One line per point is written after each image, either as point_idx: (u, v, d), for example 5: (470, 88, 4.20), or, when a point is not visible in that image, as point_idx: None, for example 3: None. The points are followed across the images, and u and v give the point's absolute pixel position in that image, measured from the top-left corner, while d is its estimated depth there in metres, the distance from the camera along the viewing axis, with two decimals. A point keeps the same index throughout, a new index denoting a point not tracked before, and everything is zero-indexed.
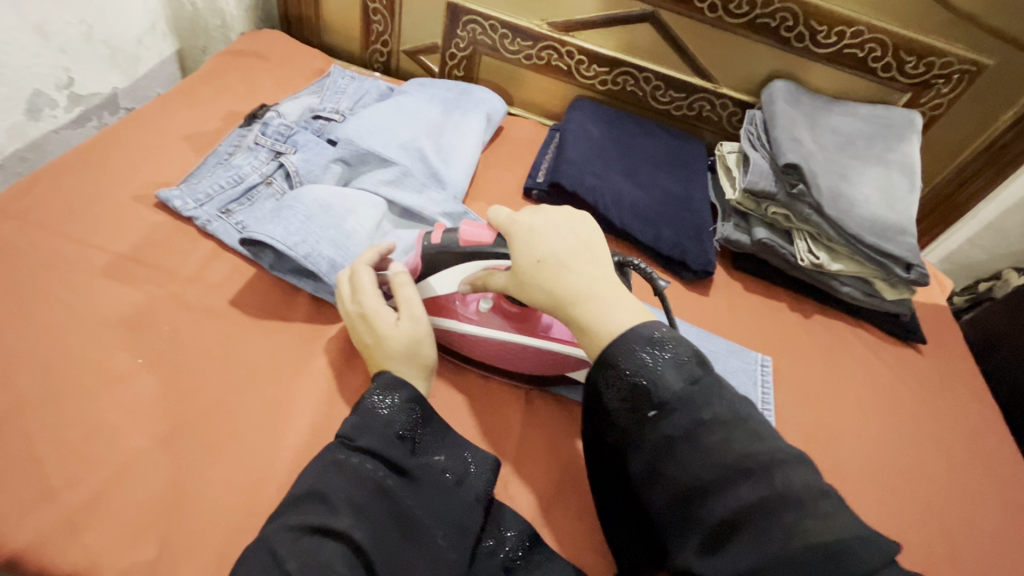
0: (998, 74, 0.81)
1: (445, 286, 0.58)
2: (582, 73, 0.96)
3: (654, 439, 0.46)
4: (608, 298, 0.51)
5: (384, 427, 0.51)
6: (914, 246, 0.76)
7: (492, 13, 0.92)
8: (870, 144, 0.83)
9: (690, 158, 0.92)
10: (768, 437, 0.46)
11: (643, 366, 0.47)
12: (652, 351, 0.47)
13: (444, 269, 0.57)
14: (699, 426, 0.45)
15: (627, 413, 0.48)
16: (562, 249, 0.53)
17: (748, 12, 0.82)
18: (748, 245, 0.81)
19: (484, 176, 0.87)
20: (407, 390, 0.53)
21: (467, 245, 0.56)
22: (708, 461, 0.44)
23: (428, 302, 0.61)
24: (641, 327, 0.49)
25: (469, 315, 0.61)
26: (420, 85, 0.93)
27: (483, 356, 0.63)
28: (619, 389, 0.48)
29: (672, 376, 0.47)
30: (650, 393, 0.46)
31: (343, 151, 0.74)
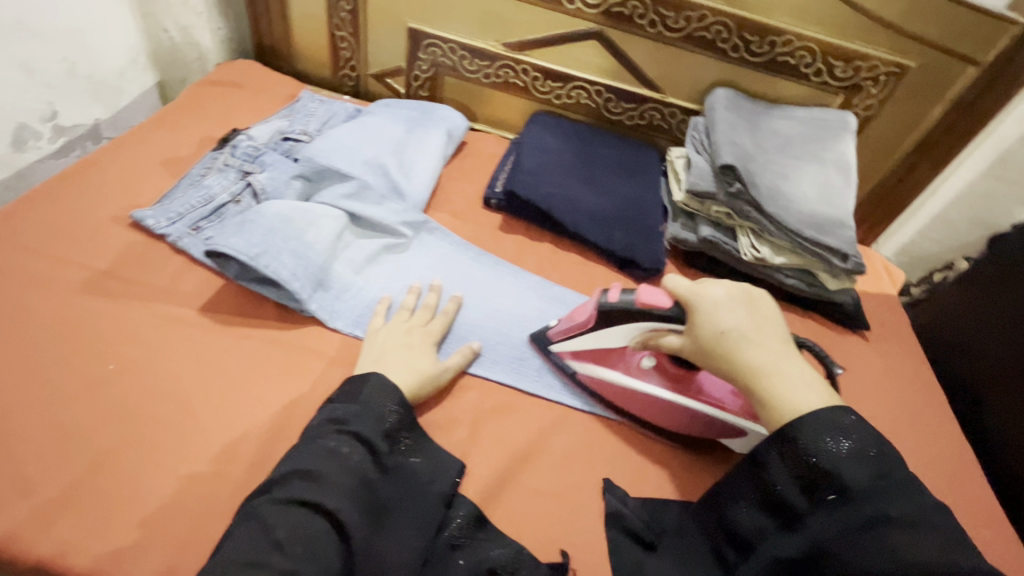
0: (922, 74, 0.86)
1: (614, 339, 0.65)
2: (539, 89, 1.02)
3: (826, 522, 0.47)
4: (791, 374, 0.54)
5: (377, 422, 0.56)
6: (851, 238, 0.80)
7: (450, 36, 0.98)
8: (808, 144, 0.88)
9: (644, 164, 0.97)
10: (959, 545, 0.43)
11: (825, 447, 0.48)
12: (839, 436, 0.48)
13: (619, 324, 0.63)
14: (881, 519, 0.44)
15: (805, 493, 0.49)
16: (749, 324, 0.56)
17: (685, 27, 0.88)
18: (694, 243, 0.85)
19: (447, 189, 0.92)
20: (397, 395, 0.58)
21: (644, 306, 0.61)
22: (885, 555, 0.42)
23: (596, 354, 0.67)
24: (828, 409, 0.50)
25: (633, 370, 0.66)
26: (386, 106, 0.99)
27: (637, 411, 0.67)
28: (799, 467, 0.49)
29: (856, 466, 0.47)
30: (830, 474, 0.48)
31: (302, 168, 0.78)
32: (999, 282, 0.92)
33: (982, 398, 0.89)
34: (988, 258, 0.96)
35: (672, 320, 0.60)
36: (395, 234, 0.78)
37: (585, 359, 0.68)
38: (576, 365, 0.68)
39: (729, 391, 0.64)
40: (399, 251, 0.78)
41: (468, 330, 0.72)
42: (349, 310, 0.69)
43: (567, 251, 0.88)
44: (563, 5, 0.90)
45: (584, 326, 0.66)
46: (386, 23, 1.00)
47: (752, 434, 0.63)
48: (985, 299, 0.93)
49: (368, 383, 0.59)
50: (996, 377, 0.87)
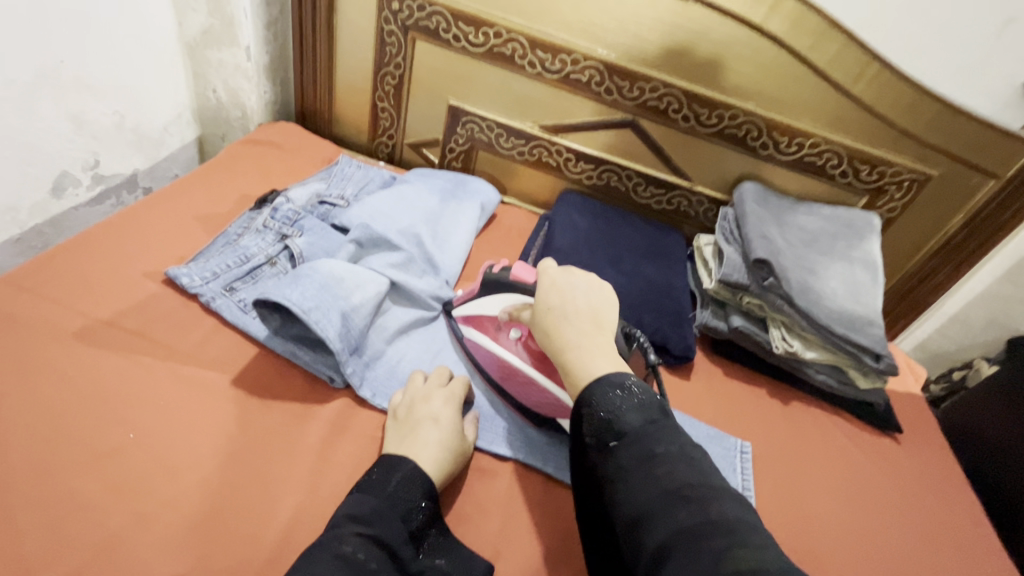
0: (942, 182, 0.89)
1: (491, 307, 0.70)
2: (570, 169, 1.05)
3: (612, 470, 0.48)
4: (596, 348, 0.56)
5: (400, 521, 0.52)
6: (882, 337, 0.80)
7: (488, 115, 1.02)
8: (835, 241, 0.90)
9: (670, 249, 0.98)
10: (710, 473, 0.47)
11: (606, 400, 0.51)
12: (621, 392, 0.51)
13: (492, 295, 0.70)
14: (652, 458, 0.47)
15: (596, 449, 0.50)
16: (574, 305, 0.60)
17: (717, 123, 0.92)
18: (725, 332, 0.85)
19: (476, 260, 0.93)
20: (427, 484, 0.55)
21: (516, 279, 0.68)
22: (655, 486, 0.45)
23: (478, 321, 0.72)
24: (614, 375, 0.53)
25: (503, 340, 0.69)
26: (421, 175, 1.02)
27: (494, 376, 0.71)
28: (590, 424, 0.51)
29: (632, 412, 0.50)
30: (611, 425, 0.50)
31: (360, 231, 0.79)
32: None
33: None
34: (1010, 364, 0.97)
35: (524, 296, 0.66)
36: (428, 308, 0.77)
37: (470, 324, 0.73)
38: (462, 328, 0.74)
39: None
40: (430, 324, 0.77)
41: (497, 410, 0.70)
42: (378, 382, 0.67)
43: None
44: (602, 95, 0.95)
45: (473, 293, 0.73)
46: (428, 97, 1.04)
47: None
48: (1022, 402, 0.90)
49: (400, 467, 0.56)
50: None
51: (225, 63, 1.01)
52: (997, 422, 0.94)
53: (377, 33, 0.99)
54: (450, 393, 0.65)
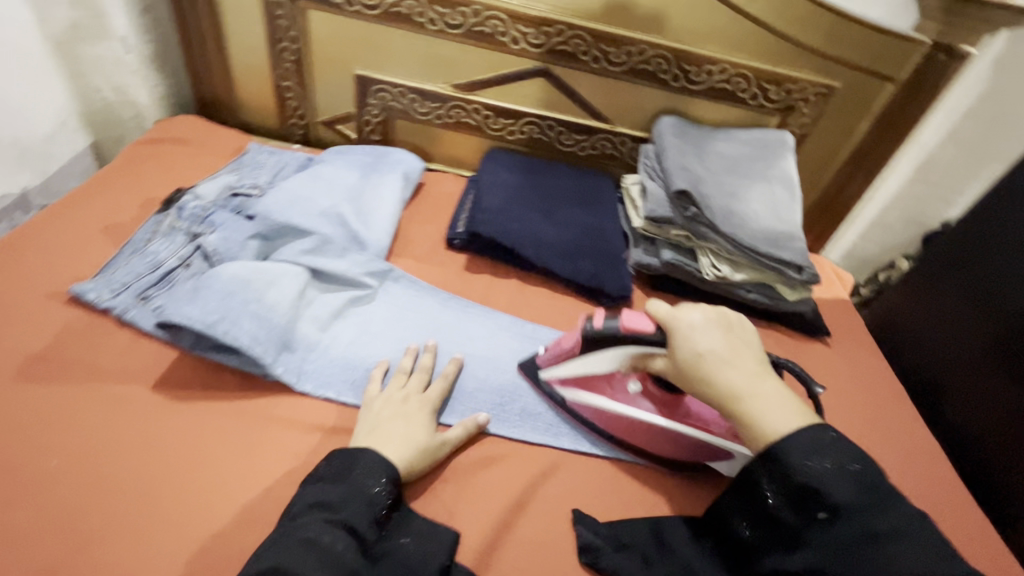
0: (847, 93, 0.92)
1: (601, 364, 0.65)
2: (491, 127, 1.03)
3: (820, 541, 0.48)
4: (770, 394, 0.54)
5: (364, 505, 0.52)
6: (801, 250, 0.85)
7: (398, 81, 0.99)
8: (753, 164, 0.92)
9: (601, 193, 0.99)
10: (943, 547, 0.46)
11: (811, 466, 0.49)
12: (819, 452, 0.50)
13: (602, 349, 0.63)
14: (874, 537, 0.46)
15: (797, 512, 0.50)
16: (723, 346, 0.57)
17: (626, 61, 0.92)
18: (658, 267, 0.86)
19: (408, 232, 0.91)
20: (394, 474, 0.55)
21: (627, 330, 0.60)
22: (878, 572, 0.45)
23: (588, 381, 0.67)
24: (810, 430, 0.51)
25: (619, 394, 0.66)
26: (338, 153, 0.99)
27: (627, 439, 0.65)
28: (789, 487, 0.50)
29: (843, 485, 0.48)
30: (818, 493, 0.49)
31: (260, 227, 0.75)
32: (964, 261, 0.89)
33: (949, 383, 0.87)
34: (935, 253, 0.95)
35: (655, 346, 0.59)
36: (359, 286, 0.75)
37: (573, 386, 0.68)
38: (563, 394, 0.68)
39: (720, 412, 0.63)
40: (364, 302, 0.75)
41: (472, 391, 0.68)
42: (316, 371, 0.66)
43: (537, 287, 0.87)
44: (508, 46, 0.92)
45: (572, 353, 0.65)
46: (333, 71, 0.99)
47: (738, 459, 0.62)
48: (948, 283, 0.91)
49: (363, 458, 0.55)
50: (961, 358, 0.86)
51: (105, 59, 0.93)
52: (924, 300, 0.95)
53: (264, 8, 0.93)
54: (437, 393, 0.65)
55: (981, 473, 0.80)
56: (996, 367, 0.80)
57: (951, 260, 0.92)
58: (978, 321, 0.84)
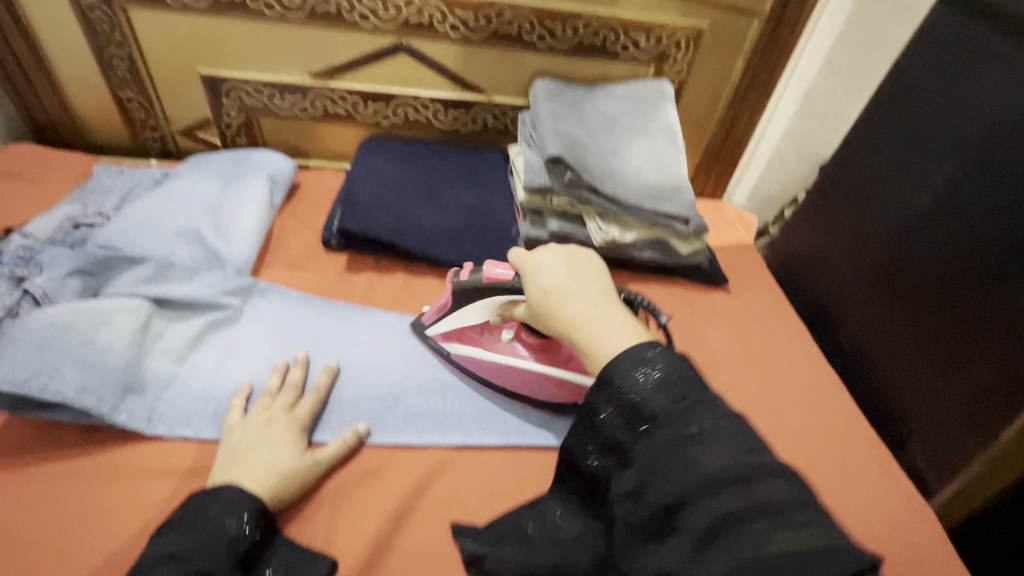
0: (716, 33, 0.90)
1: (475, 316, 0.69)
2: (362, 113, 0.96)
3: (643, 455, 0.45)
4: (604, 325, 0.53)
5: (228, 549, 0.48)
6: (686, 200, 0.83)
7: (251, 77, 0.90)
8: (634, 118, 0.90)
9: (486, 169, 0.95)
10: (755, 443, 0.43)
11: (634, 382, 0.47)
12: (643, 368, 0.47)
13: (472, 301, 0.68)
14: (688, 439, 0.43)
15: (623, 429, 0.47)
16: (569, 281, 0.57)
17: (487, 26, 0.86)
18: (547, 239, 0.84)
19: (279, 241, 0.84)
20: (261, 507, 0.51)
21: (490, 280, 0.66)
22: (688, 474, 0.42)
23: (466, 334, 0.70)
24: (637, 349, 0.49)
25: (497, 344, 0.69)
26: (197, 163, 0.90)
27: (507, 386, 0.68)
28: (613, 405, 0.48)
29: (661, 392, 0.46)
30: (637, 406, 0.46)
31: (79, 261, 0.65)
32: (852, 176, 0.81)
33: (843, 307, 0.82)
34: (825, 169, 0.86)
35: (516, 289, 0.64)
36: (218, 308, 0.69)
37: (454, 339, 0.70)
38: (445, 348, 0.70)
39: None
40: (226, 325, 0.68)
41: (347, 400, 0.65)
42: (171, 410, 0.60)
43: (424, 277, 0.82)
44: (358, 24, 0.85)
45: (446, 308, 0.70)
46: (175, 75, 0.90)
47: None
48: (840, 199, 0.83)
49: (217, 498, 0.51)
50: (856, 281, 0.80)
51: None
52: (819, 220, 0.87)
53: (77, 13, 0.83)
54: (308, 406, 0.62)
55: (876, 398, 0.76)
56: (889, 288, 0.74)
57: (835, 178, 0.84)
58: (872, 240, 0.77)
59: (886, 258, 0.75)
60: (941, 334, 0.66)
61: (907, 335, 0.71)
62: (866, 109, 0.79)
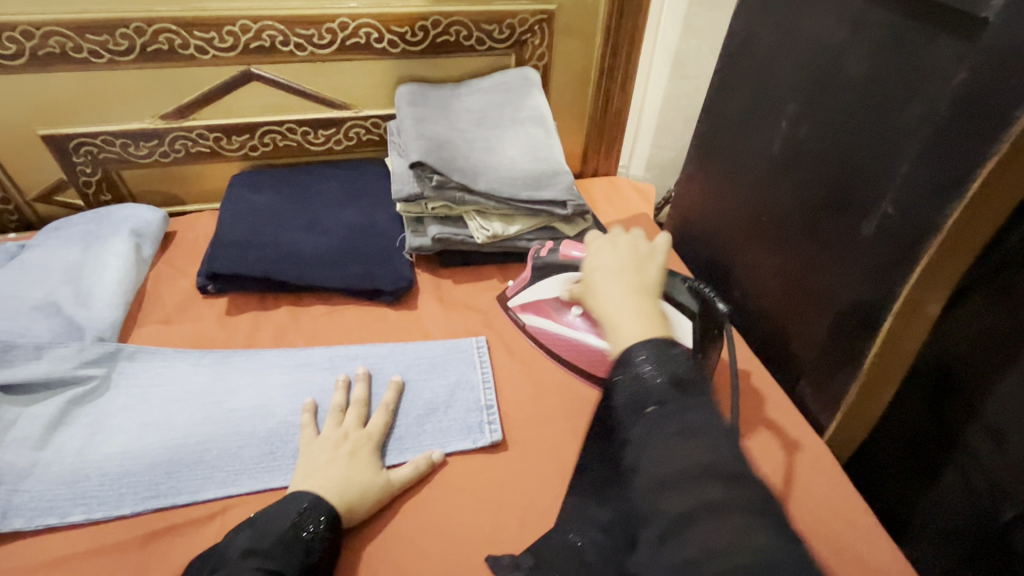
0: (568, 12, 0.90)
1: (550, 288, 0.72)
2: (228, 148, 0.92)
3: (638, 440, 0.37)
4: (631, 308, 0.46)
5: (303, 552, 0.49)
6: (563, 183, 0.83)
7: (97, 130, 0.86)
8: (501, 111, 0.89)
9: (367, 184, 0.92)
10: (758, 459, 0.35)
11: (644, 367, 0.39)
12: (663, 358, 0.39)
13: (547, 277, 0.72)
14: (689, 429, 0.35)
15: (627, 408, 0.39)
16: (617, 264, 0.52)
17: (333, 39, 0.83)
18: (430, 246, 0.81)
19: (153, 296, 0.80)
20: (335, 514, 0.53)
21: (565, 258, 0.70)
22: (679, 461, 0.34)
23: (537, 306, 0.73)
24: (648, 342, 0.40)
25: (567, 318, 0.71)
26: (55, 230, 0.85)
27: (575, 359, 0.70)
28: (622, 385, 0.39)
29: (670, 375, 0.38)
30: (647, 387, 0.38)
31: None
32: (718, 132, 0.81)
33: (729, 262, 0.83)
34: (697, 130, 0.86)
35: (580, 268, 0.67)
36: (78, 382, 0.64)
37: (530, 311, 0.74)
38: (523, 318, 0.75)
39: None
40: (92, 398, 0.64)
41: (229, 451, 0.62)
42: (31, 500, 0.56)
43: (312, 306, 0.80)
44: (197, 58, 0.81)
45: (527, 281, 0.75)
46: (13, 140, 0.85)
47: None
48: (713, 156, 0.83)
49: (305, 499, 0.53)
50: (736, 233, 0.80)
51: None
52: (699, 178, 0.87)
53: None
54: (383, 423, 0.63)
55: (769, 345, 0.77)
56: (762, 237, 0.75)
57: (705, 137, 0.84)
58: (743, 192, 0.78)
59: (756, 208, 0.75)
60: (808, 276, 0.67)
61: (785, 280, 0.71)
62: (716, 67, 0.78)
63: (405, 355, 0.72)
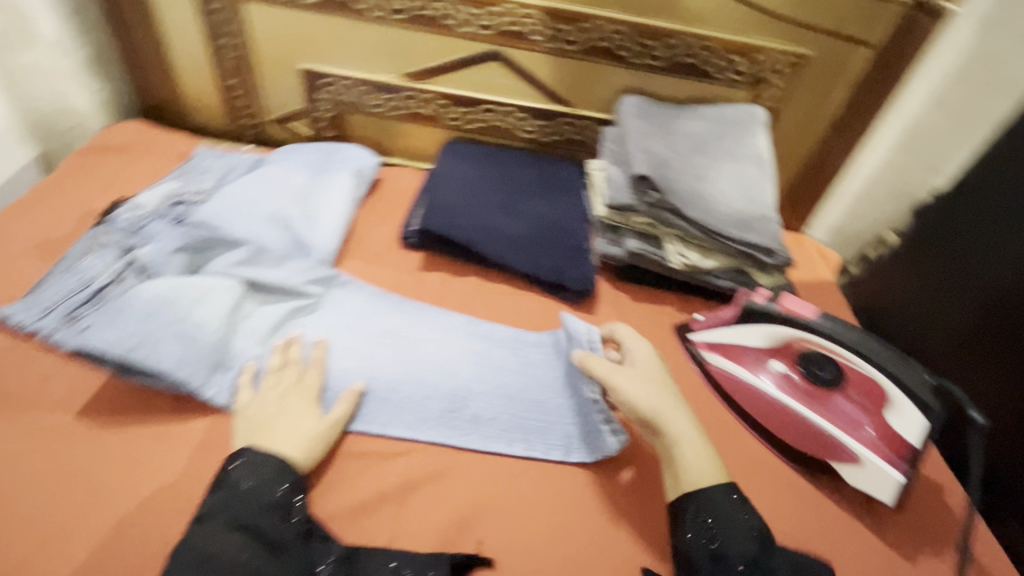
0: (820, 60, 0.86)
1: (753, 337, 0.69)
2: (448, 116, 0.98)
3: None
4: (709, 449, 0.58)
5: (256, 497, 0.51)
6: (774, 232, 0.80)
7: (348, 73, 0.94)
8: (722, 143, 0.87)
9: (564, 182, 0.94)
10: None
11: (723, 518, 0.52)
12: (742, 511, 0.53)
13: (757, 324, 0.69)
14: None
15: (708, 555, 0.51)
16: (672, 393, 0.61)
17: (582, 39, 0.86)
18: (622, 257, 0.82)
19: (359, 234, 0.87)
20: (272, 461, 0.53)
21: (789, 313, 0.66)
22: None
23: (727, 348, 0.71)
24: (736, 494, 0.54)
25: (761, 371, 0.68)
26: (288, 152, 0.94)
27: (758, 415, 0.67)
28: (699, 527, 0.53)
29: (746, 533, 0.52)
30: (731, 542, 0.51)
31: (187, 239, 0.69)
32: (941, 240, 0.88)
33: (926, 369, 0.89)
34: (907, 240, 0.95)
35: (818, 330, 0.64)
36: (301, 295, 0.71)
37: (717, 351, 0.72)
38: (705, 355, 0.73)
39: (869, 415, 0.63)
40: (307, 312, 0.71)
41: (416, 399, 0.65)
42: None
43: (495, 283, 0.83)
44: (456, 30, 0.87)
45: (725, 321, 0.72)
46: (276, 64, 0.94)
47: (870, 465, 0.60)
48: (933, 258, 0.89)
49: (267, 464, 0.53)
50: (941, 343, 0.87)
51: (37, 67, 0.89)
52: (906, 277, 0.94)
53: (199, 6, 0.88)
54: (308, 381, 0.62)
55: None
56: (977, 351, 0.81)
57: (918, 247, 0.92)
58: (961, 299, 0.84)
59: (985, 316, 0.80)
60: None
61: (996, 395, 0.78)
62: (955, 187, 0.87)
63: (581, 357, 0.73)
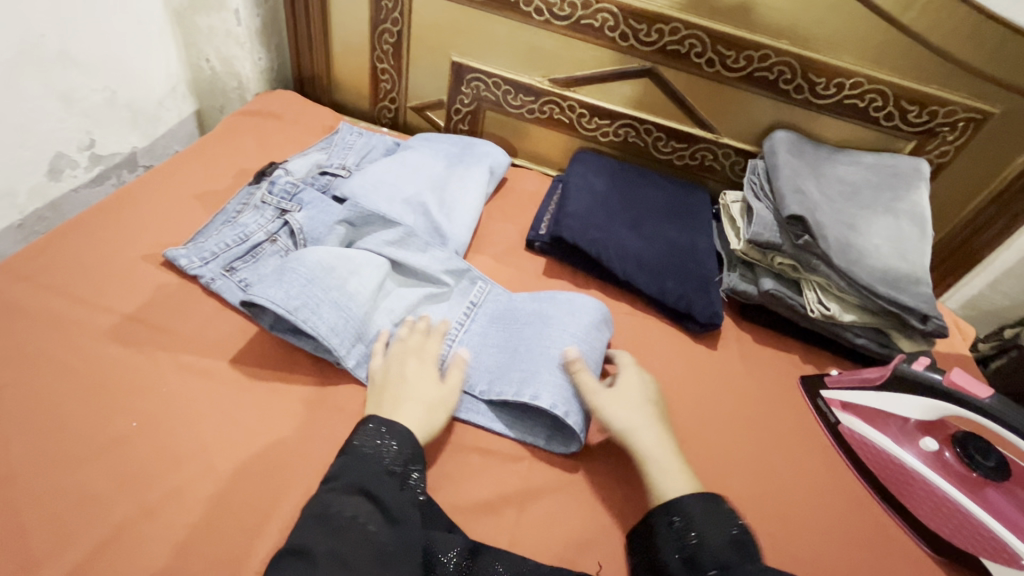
0: (1004, 120, 0.80)
1: (904, 406, 0.66)
2: (585, 126, 0.97)
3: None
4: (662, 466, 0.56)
5: (375, 460, 0.51)
6: (928, 296, 0.72)
7: (496, 71, 0.95)
8: (878, 194, 0.81)
9: (693, 208, 0.91)
10: None
11: (694, 524, 0.50)
12: (711, 517, 0.50)
13: (909, 393, 0.64)
14: None
15: (679, 561, 0.48)
16: (634, 415, 0.60)
17: (745, 66, 0.84)
18: (755, 296, 0.79)
19: (486, 230, 0.88)
20: (399, 431, 0.53)
21: (954, 388, 0.61)
22: None
23: (869, 413, 0.68)
24: (703, 499, 0.51)
25: (908, 445, 0.66)
26: (425, 140, 0.96)
27: (898, 489, 0.63)
28: (668, 536, 0.50)
29: (715, 534, 0.49)
30: (702, 545, 0.48)
31: (348, 213, 0.73)
32: None
33: None
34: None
35: (989, 415, 0.58)
36: (437, 283, 0.71)
37: (857, 414, 0.69)
38: (841, 415, 0.69)
39: None
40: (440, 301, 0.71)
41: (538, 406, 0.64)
42: None
43: (617, 300, 0.81)
44: (616, 42, 0.86)
45: (868, 383, 0.68)
46: (429, 53, 0.97)
47: None
48: None
49: (393, 431, 0.53)
50: None
51: (216, 29, 0.95)
52: None
53: None
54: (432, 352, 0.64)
55: None
56: None
57: None
58: None
59: None
60: None
61: None
62: None
63: (703, 393, 0.71)
